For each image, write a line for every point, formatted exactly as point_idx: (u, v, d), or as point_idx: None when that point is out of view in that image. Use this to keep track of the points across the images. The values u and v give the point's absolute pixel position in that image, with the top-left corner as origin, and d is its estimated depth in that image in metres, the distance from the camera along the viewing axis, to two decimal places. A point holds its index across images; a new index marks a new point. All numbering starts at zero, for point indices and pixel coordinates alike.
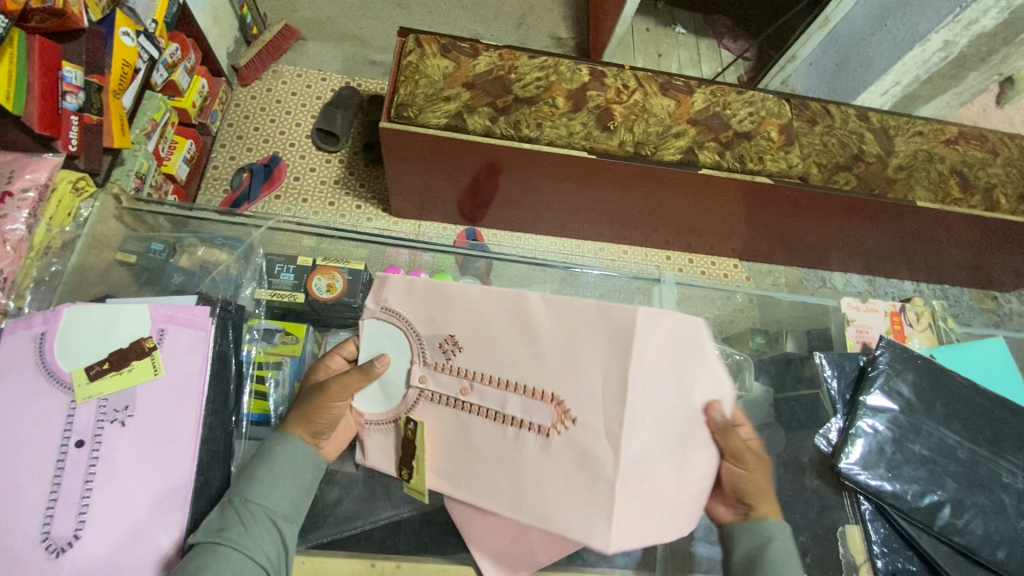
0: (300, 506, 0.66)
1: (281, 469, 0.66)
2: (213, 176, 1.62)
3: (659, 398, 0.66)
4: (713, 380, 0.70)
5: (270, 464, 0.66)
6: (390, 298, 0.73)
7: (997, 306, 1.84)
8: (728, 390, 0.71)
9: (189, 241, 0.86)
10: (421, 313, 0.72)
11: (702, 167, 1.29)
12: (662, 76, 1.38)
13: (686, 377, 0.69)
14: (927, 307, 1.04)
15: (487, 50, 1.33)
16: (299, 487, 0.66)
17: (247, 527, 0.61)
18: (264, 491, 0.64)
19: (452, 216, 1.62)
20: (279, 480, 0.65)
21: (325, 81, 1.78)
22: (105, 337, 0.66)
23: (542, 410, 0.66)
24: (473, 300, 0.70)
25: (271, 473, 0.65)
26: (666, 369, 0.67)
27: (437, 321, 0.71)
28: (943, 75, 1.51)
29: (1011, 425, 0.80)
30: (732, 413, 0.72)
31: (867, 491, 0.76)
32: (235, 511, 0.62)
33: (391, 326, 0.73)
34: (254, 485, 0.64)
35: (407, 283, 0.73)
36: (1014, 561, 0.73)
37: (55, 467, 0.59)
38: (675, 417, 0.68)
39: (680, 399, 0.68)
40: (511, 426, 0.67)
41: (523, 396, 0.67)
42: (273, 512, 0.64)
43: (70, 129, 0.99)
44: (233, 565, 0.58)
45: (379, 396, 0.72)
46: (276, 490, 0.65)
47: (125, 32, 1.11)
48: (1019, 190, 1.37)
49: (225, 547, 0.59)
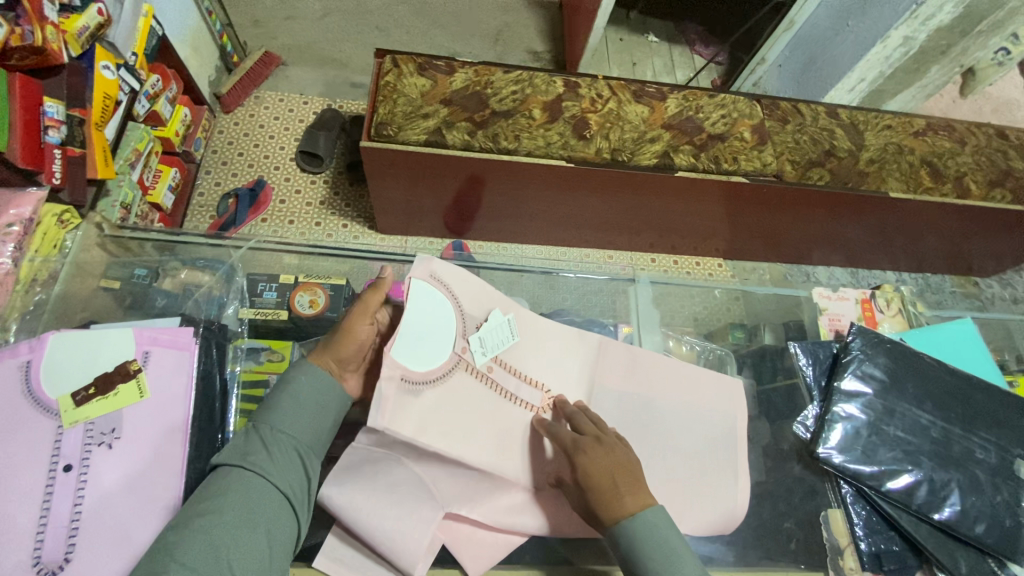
0: (321, 438, 0.68)
1: (304, 399, 0.68)
2: (200, 204, 1.64)
3: (634, 395, 0.82)
4: (672, 378, 0.84)
5: (293, 395, 0.68)
6: (438, 274, 0.78)
7: (979, 290, 1.88)
8: (681, 387, 0.83)
9: (171, 264, 0.88)
10: (465, 297, 0.80)
11: (678, 170, 1.33)
12: (634, 84, 1.42)
13: (654, 378, 0.83)
14: (896, 292, 1.05)
15: (462, 67, 1.36)
16: (322, 419, 0.68)
17: (246, 491, 0.60)
18: (288, 420, 0.66)
19: (437, 230, 1.64)
20: (302, 412, 0.67)
21: (307, 104, 1.81)
22: (90, 361, 0.67)
23: (532, 393, 0.80)
24: (494, 296, 0.82)
25: (300, 407, 0.68)
26: (637, 373, 0.84)
27: (477, 306, 0.80)
28: (906, 69, 1.56)
29: (982, 401, 0.83)
30: (691, 402, 0.83)
31: (845, 474, 0.78)
32: (260, 437, 0.65)
33: (438, 301, 0.77)
34: (279, 415, 0.66)
35: (457, 270, 0.80)
36: (992, 534, 0.74)
37: (44, 493, 0.60)
38: (649, 410, 0.81)
39: (654, 396, 0.82)
40: (517, 406, 0.78)
41: (520, 378, 0.80)
42: (298, 443, 0.66)
43: (53, 162, 1.01)
44: (256, 487, 0.60)
45: (422, 355, 0.73)
46: (294, 438, 0.66)
47: (105, 66, 1.14)
48: (988, 176, 1.41)
49: (202, 519, 0.57)
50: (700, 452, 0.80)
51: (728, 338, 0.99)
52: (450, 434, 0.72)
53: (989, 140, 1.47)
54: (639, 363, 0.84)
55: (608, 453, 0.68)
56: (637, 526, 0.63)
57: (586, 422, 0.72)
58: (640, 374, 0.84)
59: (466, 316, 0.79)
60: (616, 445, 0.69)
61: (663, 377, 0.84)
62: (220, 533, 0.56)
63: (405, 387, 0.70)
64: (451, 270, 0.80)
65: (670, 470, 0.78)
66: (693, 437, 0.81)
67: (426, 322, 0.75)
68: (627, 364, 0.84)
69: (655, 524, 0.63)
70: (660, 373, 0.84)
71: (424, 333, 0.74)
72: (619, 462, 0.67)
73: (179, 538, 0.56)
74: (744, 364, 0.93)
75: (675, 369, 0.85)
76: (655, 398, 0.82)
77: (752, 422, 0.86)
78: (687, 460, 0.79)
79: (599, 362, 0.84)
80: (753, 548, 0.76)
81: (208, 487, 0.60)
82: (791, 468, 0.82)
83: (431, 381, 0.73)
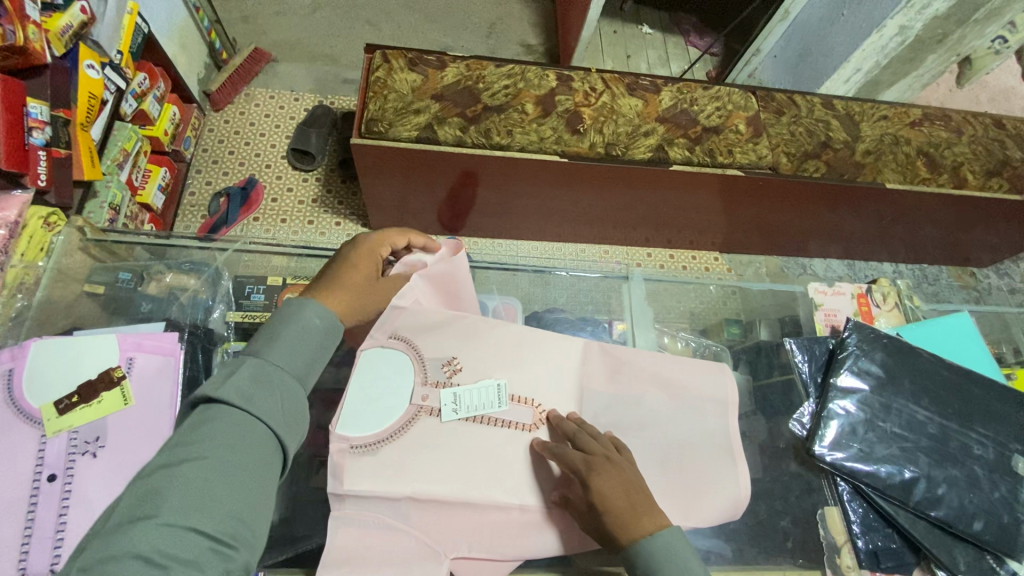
0: (310, 371, 0.61)
1: (302, 332, 0.61)
2: (190, 203, 1.62)
3: (624, 392, 0.82)
4: (665, 373, 0.83)
5: (296, 328, 0.61)
6: (399, 326, 0.79)
7: (976, 281, 1.87)
8: (672, 380, 0.83)
9: (156, 267, 0.87)
10: (422, 341, 0.80)
11: (672, 164, 1.31)
12: (628, 76, 1.40)
13: (643, 376, 0.83)
14: (893, 287, 1.03)
15: (453, 62, 1.34)
16: (309, 350, 0.61)
17: (246, 430, 0.52)
18: (283, 354, 0.59)
19: (432, 226, 1.63)
20: (294, 345, 0.60)
21: (298, 100, 1.79)
22: (73, 369, 0.66)
23: (523, 412, 0.79)
24: (465, 328, 0.82)
25: (298, 339, 0.61)
26: (626, 374, 0.83)
27: (440, 346, 0.80)
28: (902, 59, 1.54)
29: (979, 397, 0.82)
30: (685, 399, 0.82)
31: (841, 472, 0.77)
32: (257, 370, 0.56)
33: (395, 351, 0.79)
34: (277, 348, 0.59)
35: (417, 310, 0.81)
36: (990, 531, 0.74)
37: (29, 503, 0.59)
38: (641, 406, 0.81)
39: (645, 391, 0.82)
40: (506, 428, 0.77)
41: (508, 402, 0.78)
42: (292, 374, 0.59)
43: (38, 164, 0.99)
44: (254, 428, 0.52)
45: (376, 412, 0.75)
46: (289, 371, 0.58)
47: (89, 65, 1.12)
48: (986, 166, 1.40)
49: (193, 464, 0.48)
50: (696, 448, 0.79)
51: (723, 335, 0.98)
52: (419, 479, 0.72)
53: (986, 130, 1.46)
54: (628, 362, 0.84)
55: (619, 472, 0.67)
56: (657, 545, 0.61)
57: (589, 439, 0.71)
58: (632, 369, 0.83)
59: (425, 361, 0.79)
60: (627, 464, 0.68)
61: (656, 372, 0.83)
62: (217, 473, 0.48)
63: (355, 452, 0.72)
64: (405, 320, 0.80)
65: (665, 469, 0.77)
66: (689, 434, 0.80)
67: (379, 384, 0.77)
68: (618, 363, 0.84)
69: (669, 546, 0.61)
70: (652, 368, 0.83)
71: (381, 385, 0.77)
72: (631, 482, 0.67)
73: (167, 487, 0.46)
74: (739, 360, 0.93)
75: (668, 365, 0.84)
76: (648, 394, 0.82)
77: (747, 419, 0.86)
78: (686, 455, 0.78)
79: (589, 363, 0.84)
80: (750, 548, 0.75)
81: (198, 424, 0.51)
82: (788, 466, 0.82)
83: (386, 437, 0.74)
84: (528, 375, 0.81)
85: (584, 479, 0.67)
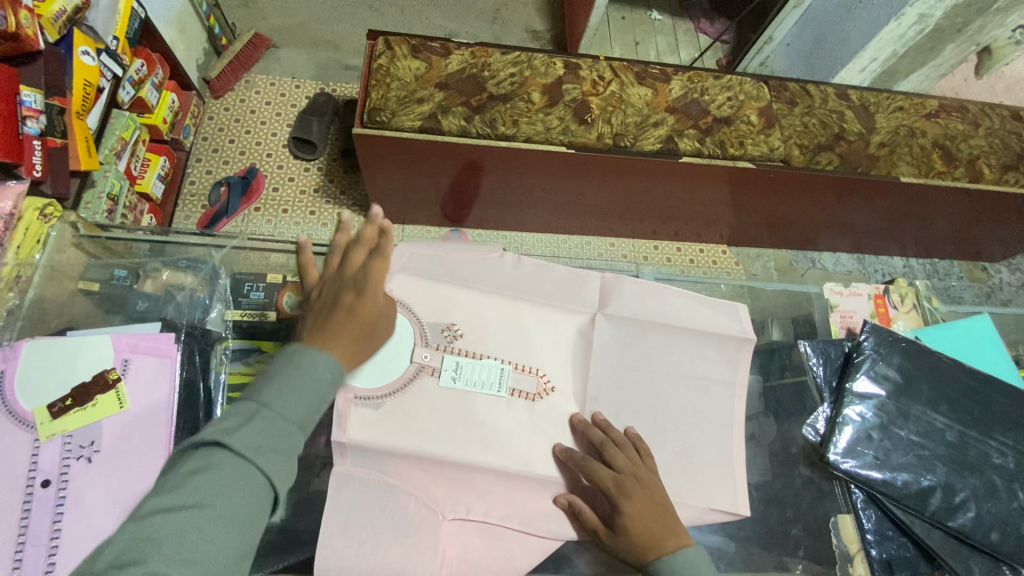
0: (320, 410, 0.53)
1: (312, 372, 0.53)
2: (190, 193, 1.59)
3: (626, 378, 0.83)
4: (670, 370, 0.83)
5: (305, 366, 0.53)
6: (394, 289, 0.80)
7: (987, 276, 1.84)
8: (678, 377, 0.83)
9: (152, 265, 0.84)
10: (423, 302, 0.81)
11: (682, 155, 1.27)
12: (637, 65, 1.36)
13: (649, 367, 0.83)
14: (911, 286, 1.00)
15: (458, 49, 1.30)
16: (321, 389, 0.53)
17: (238, 485, 0.46)
18: (288, 394, 0.51)
19: (435, 218, 1.59)
20: (301, 385, 0.52)
21: (299, 87, 1.75)
22: (67, 372, 0.64)
23: (529, 380, 0.80)
24: (467, 302, 0.83)
25: (304, 377, 0.52)
26: (631, 352, 0.84)
27: (442, 314, 0.81)
28: (920, 48, 1.50)
29: (1000, 403, 0.80)
30: (689, 399, 0.83)
31: (857, 480, 0.75)
32: (258, 414, 0.49)
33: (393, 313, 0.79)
34: (283, 387, 0.51)
35: (414, 282, 0.82)
36: (1008, 542, 0.72)
37: (22, 510, 0.58)
38: (643, 400, 0.81)
39: (645, 381, 0.83)
40: (507, 397, 0.79)
41: (513, 369, 0.80)
42: (297, 419, 0.51)
43: (33, 154, 0.96)
44: (243, 482, 0.46)
45: (378, 371, 0.76)
46: (295, 414, 0.51)
47: (85, 51, 1.08)
48: (1002, 160, 1.36)
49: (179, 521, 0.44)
50: (700, 447, 0.80)
51: None
52: (412, 433, 0.74)
53: (1004, 122, 1.41)
54: (637, 316, 0.86)
55: (647, 493, 0.69)
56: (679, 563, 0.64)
57: (619, 455, 0.72)
58: (639, 359, 0.84)
59: (423, 324, 0.79)
60: (653, 483, 0.70)
61: (663, 339, 0.84)
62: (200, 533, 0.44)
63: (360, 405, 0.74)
64: (400, 283, 0.81)
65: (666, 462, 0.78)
66: (694, 436, 0.80)
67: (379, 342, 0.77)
68: (629, 348, 0.84)
69: (691, 563, 0.64)
70: (656, 361, 0.84)
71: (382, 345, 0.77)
72: (655, 500, 0.68)
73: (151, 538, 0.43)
74: (752, 358, 0.89)
75: (676, 360, 0.84)
76: (652, 386, 0.82)
77: (757, 422, 0.85)
78: (690, 450, 0.79)
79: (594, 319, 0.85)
80: (760, 555, 0.76)
81: (187, 475, 0.46)
82: (799, 471, 0.81)
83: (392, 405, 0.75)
84: (529, 363, 0.82)
85: (614, 503, 0.68)
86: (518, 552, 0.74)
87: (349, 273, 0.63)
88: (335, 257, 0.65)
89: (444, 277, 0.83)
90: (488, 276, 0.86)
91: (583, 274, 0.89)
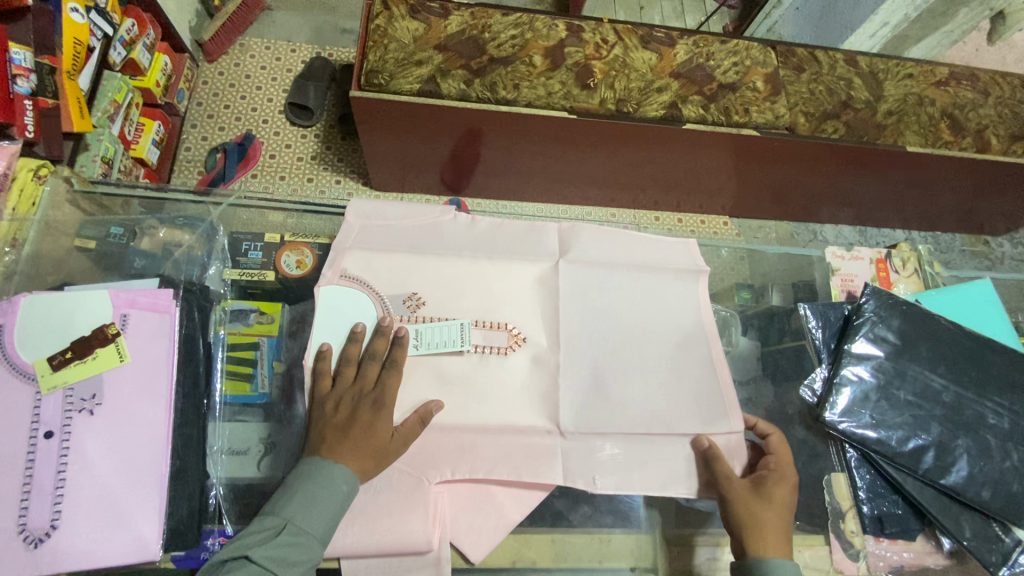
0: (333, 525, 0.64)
1: (324, 490, 0.64)
2: (186, 158, 1.57)
3: (607, 343, 0.81)
4: (658, 327, 0.83)
5: (321, 481, 0.64)
6: (347, 267, 0.80)
7: (989, 249, 1.83)
8: (669, 334, 0.83)
9: (148, 222, 0.84)
10: (380, 275, 0.80)
11: (686, 122, 1.24)
12: (642, 28, 1.32)
13: (628, 328, 0.83)
14: (913, 252, 0.99)
15: (458, 10, 1.27)
16: (334, 505, 0.64)
17: None
18: (306, 514, 0.63)
19: (434, 185, 1.57)
20: (315, 502, 0.63)
21: (295, 52, 1.71)
22: (66, 326, 0.64)
23: (498, 337, 0.79)
24: (441, 270, 0.82)
25: (321, 496, 0.64)
26: (603, 314, 0.83)
27: (404, 282, 0.80)
28: (933, 12, 1.46)
29: (996, 365, 0.80)
30: (683, 355, 0.82)
31: (852, 439, 0.76)
32: (284, 533, 0.61)
33: (353, 292, 0.79)
34: (304, 508, 0.63)
35: (368, 254, 0.81)
36: (998, 500, 0.73)
37: (25, 460, 0.59)
38: (631, 355, 0.81)
39: (631, 339, 0.82)
40: (478, 354, 0.78)
41: (482, 327, 0.79)
42: (312, 534, 0.62)
43: (24, 115, 0.92)
44: None
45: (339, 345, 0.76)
46: (312, 533, 0.62)
47: (72, 9, 1.06)
48: (1011, 130, 1.34)
49: None
50: (695, 401, 0.79)
51: (734, 299, 0.95)
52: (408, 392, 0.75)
53: (1014, 92, 1.38)
54: (594, 276, 0.85)
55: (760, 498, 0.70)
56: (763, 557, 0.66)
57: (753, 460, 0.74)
58: (620, 324, 0.83)
59: (384, 298, 0.79)
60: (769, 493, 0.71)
61: (631, 300, 0.85)
62: None
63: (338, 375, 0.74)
64: (354, 259, 0.81)
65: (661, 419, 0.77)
66: (695, 392, 0.79)
67: (340, 321, 0.77)
68: (597, 311, 0.83)
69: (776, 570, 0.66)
70: (637, 323, 0.83)
71: (347, 321, 0.77)
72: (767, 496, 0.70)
73: None
74: (750, 325, 0.91)
75: (656, 317, 0.84)
76: (640, 346, 0.82)
77: (753, 384, 0.86)
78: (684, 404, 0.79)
79: (553, 281, 0.84)
80: None
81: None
82: (795, 432, 0.82)
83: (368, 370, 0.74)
84: (523, 327, 0.81)
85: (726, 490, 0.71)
86: (510, 507, 0.74)
87: (364, 388, 0.71)
88: (348, 369, 0.73)
89: (399, 247, 0.82)
90: (443, 239, 0.84)
91: (540, 232, 0.88)
